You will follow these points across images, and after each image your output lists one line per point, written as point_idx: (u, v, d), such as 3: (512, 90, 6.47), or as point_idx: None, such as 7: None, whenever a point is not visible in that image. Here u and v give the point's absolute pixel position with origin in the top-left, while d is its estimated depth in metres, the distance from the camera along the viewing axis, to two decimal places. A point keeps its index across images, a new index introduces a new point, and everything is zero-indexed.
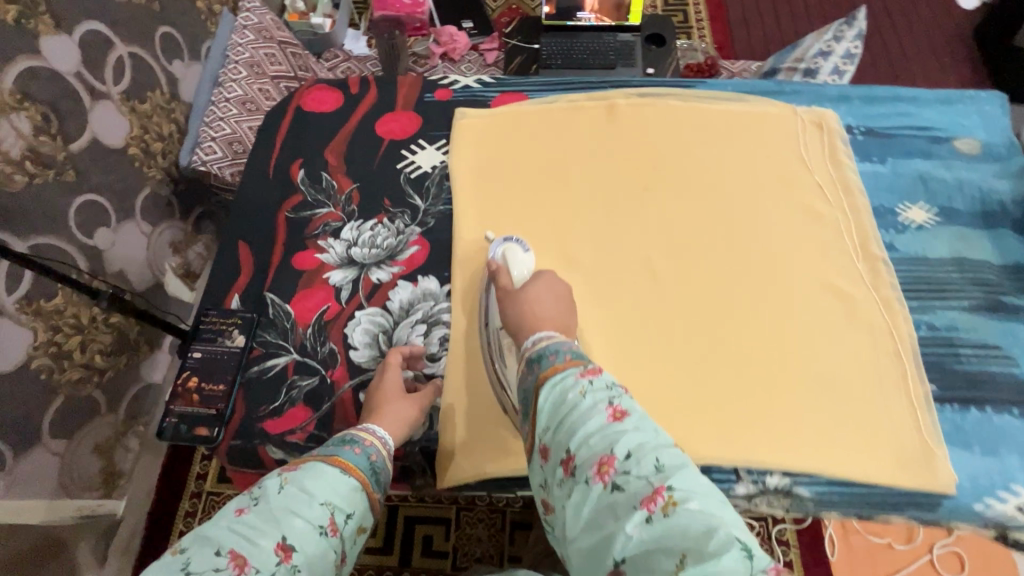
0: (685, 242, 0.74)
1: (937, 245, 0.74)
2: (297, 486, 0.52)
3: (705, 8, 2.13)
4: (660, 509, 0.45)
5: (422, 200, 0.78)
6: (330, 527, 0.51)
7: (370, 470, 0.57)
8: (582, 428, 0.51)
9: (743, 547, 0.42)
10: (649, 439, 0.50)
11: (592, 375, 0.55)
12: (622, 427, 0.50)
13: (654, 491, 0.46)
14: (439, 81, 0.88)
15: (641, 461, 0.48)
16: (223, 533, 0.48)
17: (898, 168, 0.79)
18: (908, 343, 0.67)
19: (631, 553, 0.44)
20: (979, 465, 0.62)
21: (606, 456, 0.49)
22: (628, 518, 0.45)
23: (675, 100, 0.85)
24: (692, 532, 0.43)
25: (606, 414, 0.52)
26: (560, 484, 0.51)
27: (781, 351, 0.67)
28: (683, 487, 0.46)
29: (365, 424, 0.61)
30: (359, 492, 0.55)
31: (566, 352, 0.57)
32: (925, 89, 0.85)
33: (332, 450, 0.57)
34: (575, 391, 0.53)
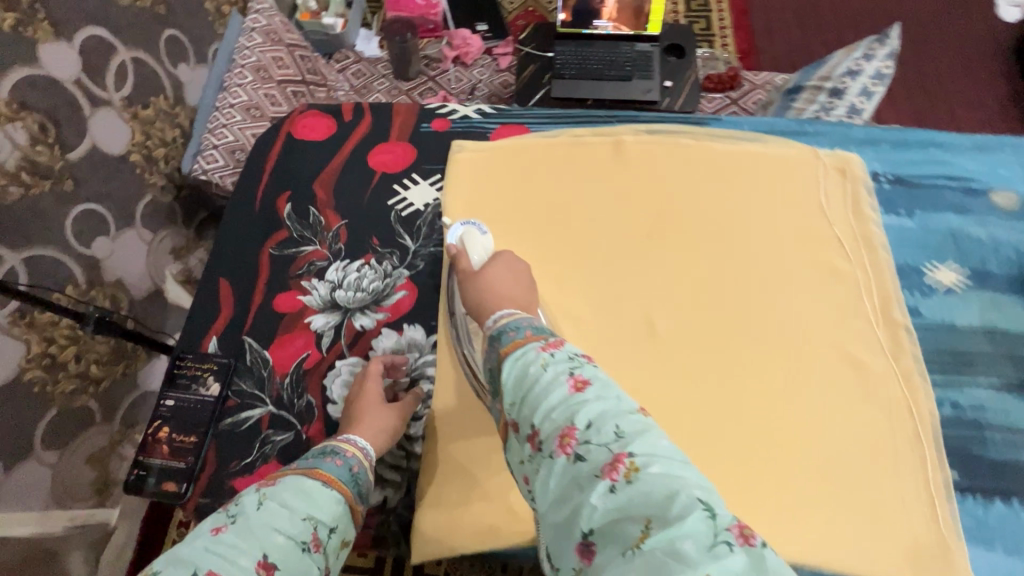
0: (690, 298, 0.69)
1: (966, 312, 0.68)
2: (276, 502, 0.49)
3: (729, 14, 2.04)
4: (624, 476, 0.42)
5: (413, 240, 0.74)
6: (312, 542, 0.49)
7: (352, 482, 0.55)
8: (544, 402, 0.48)
9: (707, 509, 0.40)
10: (613, 406, 0.47)
11: (554, 347, 0.52)
12: (583, 396, 0.47)
13: (615, 459, 0.43)
14: (437, 110, 0.83)
15: (601, 429, 0.45)
16: (200, 555, 0.45)
17: (927, 222, 0.73)
18: (928, 423, 0.62)
19: (598, 525, 0.42)
20: (1003, 567, 0.56)
21: (567, 427, 0.46)
22: (592, 489, 0.43)
23: (687, 138, 0.80)
24: (657, 498, 0.40)
25: (567, 385, 0.49)
26: (526, 460, 0.49)
27: (790, 421, 0.62)
28: (645, 451, 0.43)
29: (346, 434, 0.60)
30: (341, 505, 0.52)
31: (527, 329, 0.55)
32: (959, 135, 0.79)
33: (312, 463, 0.55)
34: (536, 364, 0.50)
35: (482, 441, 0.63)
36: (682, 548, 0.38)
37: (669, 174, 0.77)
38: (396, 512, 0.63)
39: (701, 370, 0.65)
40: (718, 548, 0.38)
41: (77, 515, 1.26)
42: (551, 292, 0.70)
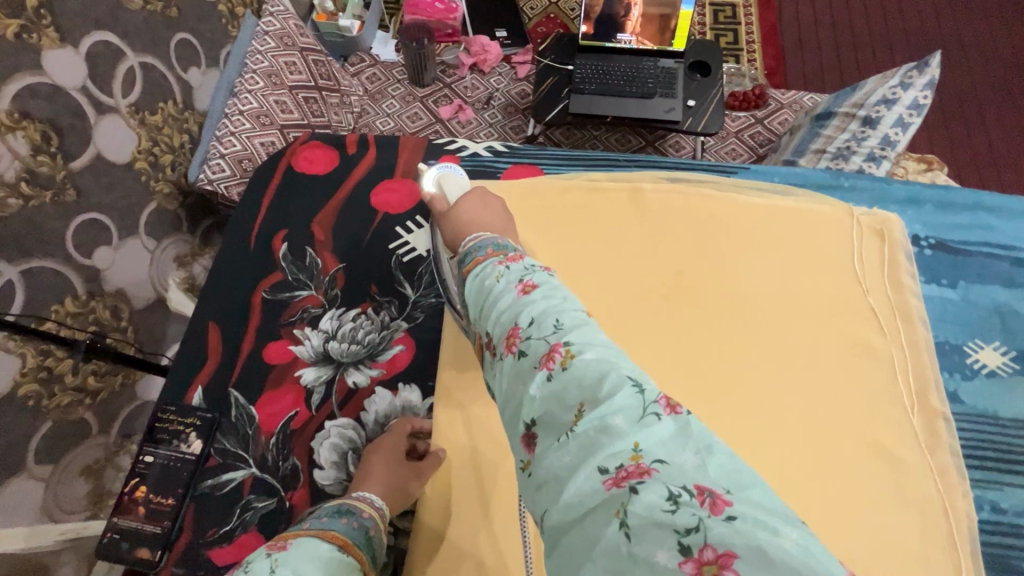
0: (709, 366, 0.64)
1: (1011, 401, 0.62)
2: (291, 569, 0.43)
3: (758, 28, 1.96)
4: (559, 363, 0.38)
5: (414, 289, 0.70)
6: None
7: (367, 546, 0.50)
8: (493, 307, 0.44)
9: (637, 384, 0.36)
10: (561, 304, 0.43)
11: (512, 261, 0.48)
12: (532, 296, 0.43)
13: (551, 348, 0.39)
14: (446, 146, 0.79)
15: (541, 323, 0.41)
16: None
17: (972, 295, 0.67)
18: (963, 526, 0.56)
19: (538, 415, 0.38)
20: None
21: (511, 326, 0.42)
22: (531, 381, 0.39)
23: (710, 188, 0.75)
24: (588, 381, 0.37)
25: (516, 291, 0.45)
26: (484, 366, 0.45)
27: (820, 502, 0.56)
28: (584, 339, 0.39)
29: (358, 493, 0.55)
30: (357, 573, 0.47)
31: (489, 247, 0.51)
32: (1008, 197, 0.73)
33: (325, 525, 0.49)
34: (490, 277, 0.47)
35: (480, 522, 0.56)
36: (613, 423, 0.34)
37: (692, 229, 0.72)
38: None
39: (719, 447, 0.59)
40: (647, 419, 0.35)
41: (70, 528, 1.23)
42: None
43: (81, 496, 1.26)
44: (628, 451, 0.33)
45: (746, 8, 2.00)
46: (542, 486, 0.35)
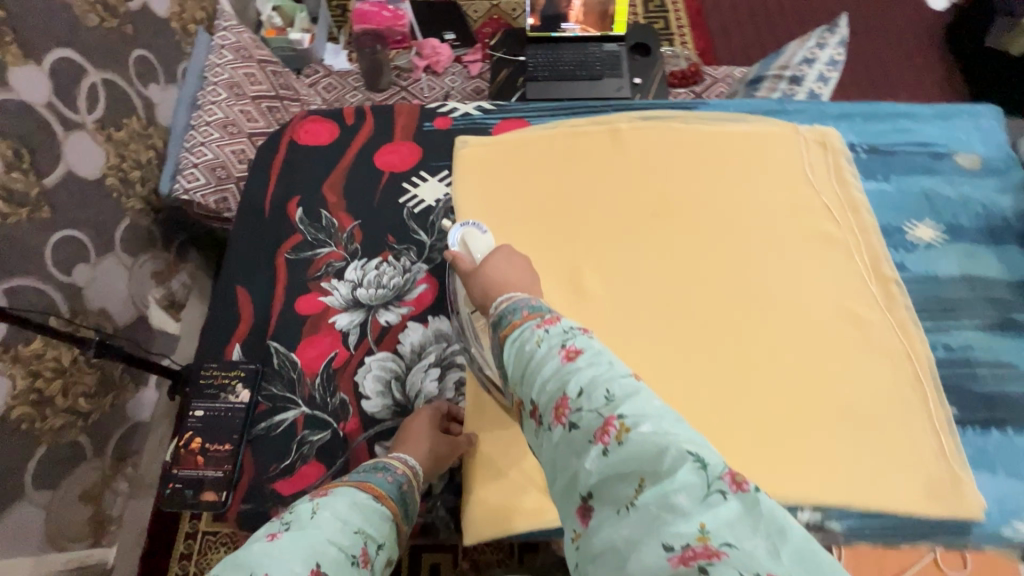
0: (700, 268, 0.73)
1: (946, 263, 0.74)
2: (329, 512, 0.51)
3: (686, 15, 2.15)
4: (615, 438, 0.41)
5: (428, 235, 0.76)
6: (362, 556, 0.49)
7: (400, 499, 0.56)
8: (540, 376, 0.47)
9: (699, 462, 0.39)
10: (609, 369, 0.46)
11: (550, 323, 0.50)
12: (578, 364, 0.46)
13: (605, 423, 0.42)
14: (438, 109, 0.85)
15: (592, 394, 0.44)
16: (257, 557, 0.45)
17: (903, 185, 0.79)
18: (926, 365, 0.67)
19: (595, 487, 0.41)
20: (1005, 488, 0.61)
21: (560, 398, 0.45)
22: (586, 455, 0.42)
23: (677, 122, 0.84)
24: (647, 456, 0.39)
25: (560, 357, 0.47)
26: (530, 434, 0.48)
27: (806, 366, 0.67)
28: (636, 411, 0.42)
29: (396, 451, 0.61)
30: (389, 522, 0.54)
31: (525, 309, 0.53)
32: (921, 105, 0.86)
33: (362, 479, 0.56)
34: (532, 342, 0.49)
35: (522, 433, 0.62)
36: (677, 501, 0.37)
37: (666, 158, 0.81)
38: (443, 497, 0.64)
39: (715, 331, 0.69)
40: (711, 497, 0.37)
41: (73, 555, 1.18)
42: (564, 278, 0.72)
43: (82, 520, 1.19)
44: (693, 530, 0.36)
45: None
46: (598, 553, 0.39)
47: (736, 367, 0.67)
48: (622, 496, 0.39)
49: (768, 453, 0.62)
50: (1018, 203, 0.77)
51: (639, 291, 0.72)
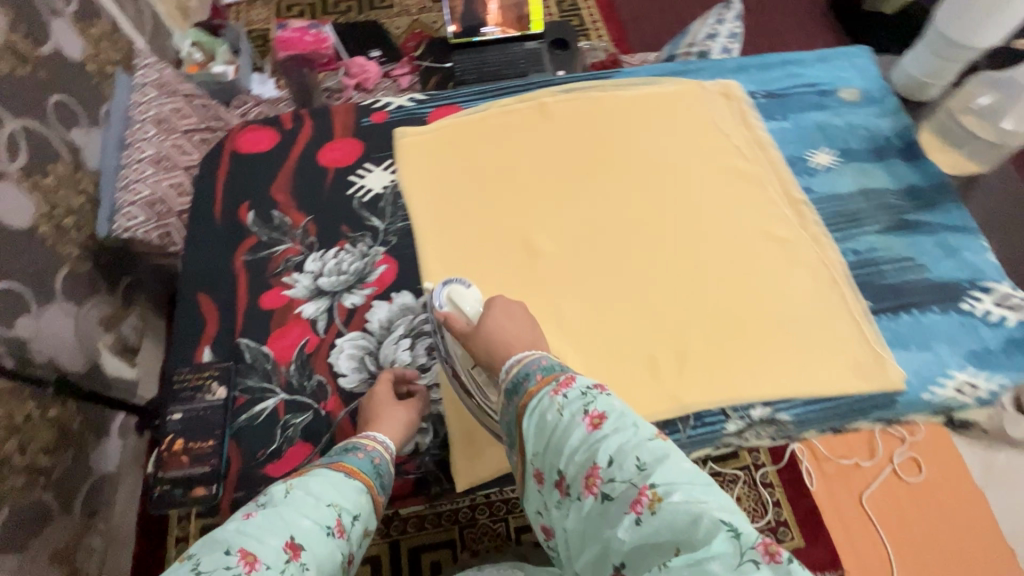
0: (636, 215, 0.80)
1: (844, 181, 0.84)
2: (301, 490, 0.55)
3: (597, 10, 2.29)
4: (648, 507, 0.47)
5: (381, 219, 0.79)
6: (336, 527, 0.54)
7: (375, 473, 0.60)
8: (568, 445, 0.53)
9: (731, 530, 0.44)
10: (632, 437, 0.52)
11: (566, 386, 0.57)
12: (603, 433, 0.52)
13: (638, 492, 0.48)
14: (373, 105, 0.88)
15: (623, 464, 0.50)
16: (232, 536, 0.50)
17: (799, 121, 0.89)
18: (839, 269, 0.76)
19: (628, 556, 0.47)
20: (919, 360, 0.70)
21: (590, 467, 0.51)
22: (619, 524, 0.48)
23: (597, 91, 0.90)
24: (680, 524, 0.45)
25: (585, 425, 0.53)
26: (556, 502, 0.54)
27: (740, 287, 0.75)
28: (666, 481, 0.48)
29: (364, 430, 0.64)
30: (364, 494, 0.58)
31: (538, 373, 0.59)
32: (805, 52, 0.96)
33: (336, 458, 0.60)
34: (552, 411, 0.55)
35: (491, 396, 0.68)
36: (713, 569, 0.42)
37: (589, 121, 0.87)
38: (430, 452, 0.68)
39: (657, 267, 0.76)
40: (744, 565, 0.42)
41: None
42: (515, 243, 0.78)
43: None
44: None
45: None
46: None
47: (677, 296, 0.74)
48: (658, 561, 0.45)
49: (716, 364, 0.70)
50: (896, 124, 0.88)
51: (585, 243, 0.78)
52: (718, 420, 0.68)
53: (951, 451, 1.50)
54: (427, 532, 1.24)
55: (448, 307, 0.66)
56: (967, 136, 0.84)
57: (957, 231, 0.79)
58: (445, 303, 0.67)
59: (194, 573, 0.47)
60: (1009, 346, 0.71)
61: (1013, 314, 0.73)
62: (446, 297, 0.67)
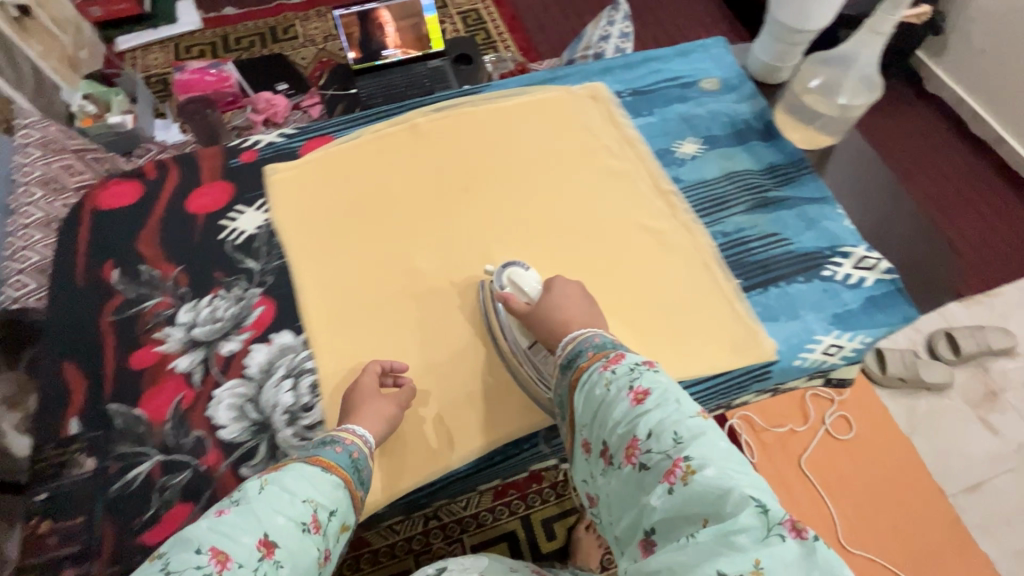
0: (515, 226, 0.82)
1: (710, 167, 0.87)
2: (276, 486, 0.57)
3: (502, 22, 2.33)
4: (681, 479, 0.53)
5: (256, 260, 0.77)
6: (312, 523, 0.56)
7: (353, 468, 0.61)
8: (612, 419, 0.59)
9: (759, 508, 0.49)
10: (672, 414, 0.57)
11: (614, 362, 0.62)
12: (645, 408, 0.58)
13: (673, 464, 0.53)
14: (242, 145, 0.87)
15: (661, 438, 0.55)
16: (205, 535, 0.53)
17: (665, 114, 0.92)
18: (709, 252, 0.79)
19: (658, 523, 0.53)
20: (789, 329, 0.74)
21: (631, 439, 0.57)
22: (653, 492, 0.54)
23: (468, 107, 0.92)
24: (710, 497, 0.50)
25: (629, 399, 0.59)
26: (599, 469, 0.60)
27: (617, 280, 0.77)
28: (701, 456, 0.53)
29: (345, 423, 0.64)
30: (341, 489, 0.59)
31: (590, 349, 0.64)
32: (665, 48, 1.00)
33: (314, 451, 0.61)
34: (601, 385, 0.60)
35: (469, 388, 0.71)
36: (738, 540, 0.48)
37: (461, 138, 0.89)
38: None
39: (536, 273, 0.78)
40: (771, 538, 0.47)
41: None
42: (397, 268, 0.78)
43: None
44: (747, 563, 0.47)
45: (487, 9, 2.36)
46: None
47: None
48: (687, 527, 0.51)
49: None
50: (754, 108, 0.93)
51: (467, 258, 0.79)
52: None
53: (880, 404, 1.58)
54: (380, 565, 1.20)
55: (508, 287, 0.72)
56: (813, 111, 0.86)
57: (815, 203, 0.84)
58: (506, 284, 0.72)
59: (164, 573, 0.51)
60: (868, 305, 0.76)
61: (871, 275, 0.78)
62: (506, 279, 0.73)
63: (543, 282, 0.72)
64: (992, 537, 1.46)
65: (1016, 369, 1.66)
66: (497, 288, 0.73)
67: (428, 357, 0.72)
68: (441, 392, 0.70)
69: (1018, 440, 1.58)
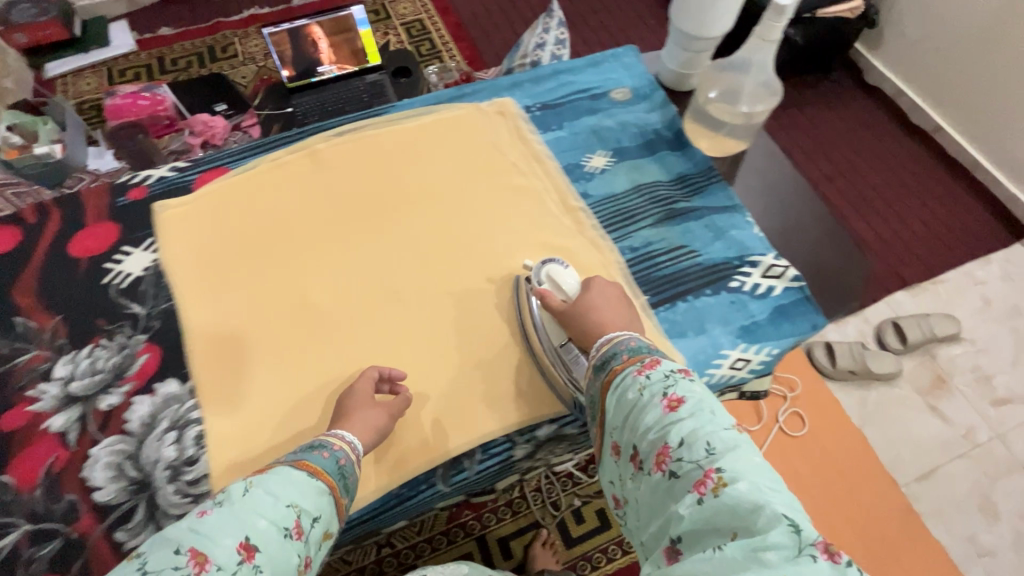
0: (420, 253, 0.79)
1: (619, 180, 0.86)
2: (261, 489, 0.54)
3: (447, 31, 2.31)
4: (712, 490, 0.50)
5: (142, 304, 0.74)
6: (295, 529, 0.53)
7: (339, 474, 0.59)
8: (643, 424, 0.57)
9: (792, 525, 0.46)
10: (705, 424, 0.55)
11: (650, 367, 0.60)
12: (677, 416, 0.56)
13: (704, 474, 0.51)
14: (130, 181, 0.83)
15: (693, 447, 0.53)
16: (185, 535, 0.50)
17: (574, 128, 0.91)
18: (616, 269, 0.78)
19: (685, 533, 0.50)
20: (696, 345, 0.72)
21: (662, 446, 0.55)
22: (681, 501, 0.52)
23: (372, 129, 0.89)
24: (740, 510, 0.48)
25: (662, 406, 0.57)
26: (628, 474, 0.58)
27: (521, 304, 0.75)
28: (733, 469, 0.51)
29: (336, 428, 0.62)
30: (325, 495, 0.57)
31: (625, 353, 0.63)
32: (575, 59, 0.99)
33: (300, 456, 0.59)
34: (634, 389, 0.59)
35: (450, 389, 0.69)
36: (767, 557, 0.45)
37: (363, 163, 0.86)
38: None
39: (439, 302, 0.75)
40: (801, 558, 0.44)
41: None
42: (295, 304, 0.74)
43: None
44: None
45: (431, 19, 2.33)
46: None
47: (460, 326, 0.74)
48: (714, 537, 0.48)
49: (502, 392, 0.69)
50: (664, 116, 0.92)
51: (367, 289, 0.76)
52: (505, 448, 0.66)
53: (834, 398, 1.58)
54: None
55: (547, 284, 0.72)
56: (718, 121, 0.86)
57: (725, 212, 0.83)
58: (544, 281, 0.72)
59: (140, 572, 0.48)
60: (775, 315, 0.75)
61: (779, 283, 0.77)
62: (545, 276, 0.73)
63: (579, 282, 0.72)
64: (944, 523, 1.43)
65: (962, 354, 1.64)
66: (536, 284, 0.73)
67: (454, 362, 0.71)
68: (435, 398, 0.69)
69: (968, 425, 1.55)
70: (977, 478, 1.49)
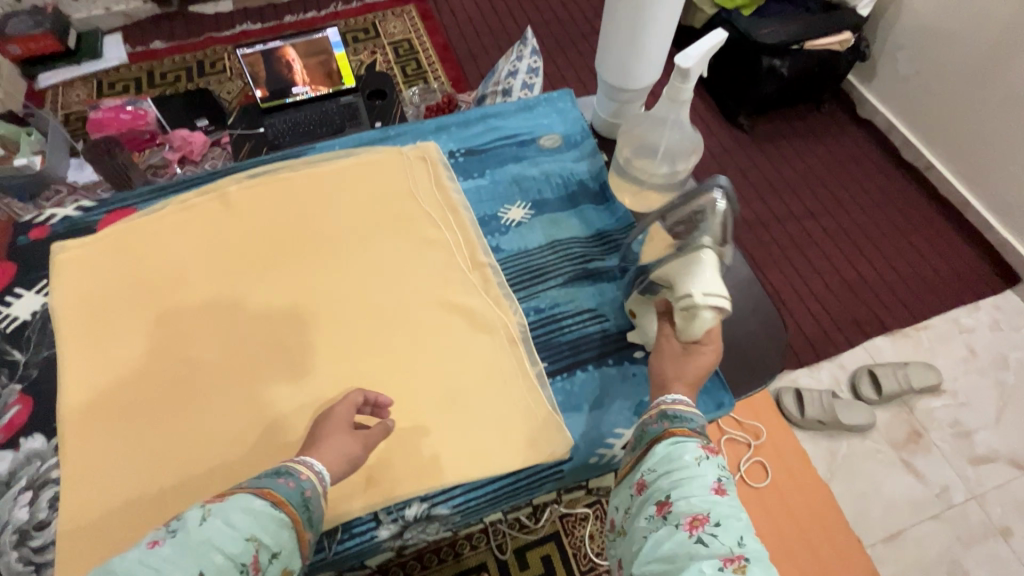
0: (315, 305, 0.76)
1: (534, 235, 0.83)
2: (220, 519, 0.47)
3: (433, 50, 2.13)
4: (734, 568, 0.46)
5: (23, 351, 0.72)
6: (252, 564, 0.47)
7: (303, 506, 0.53)
8: (685, 480, 0.52)
9: None
10: (742, 520, 0.50)
11: (710, 451, 0.56)
12: (721, 500, 0.51)
13: (733, 553, 0.47)
14: (35, 220, 0.82)
15: (728, 527, 0.49)
16: (132, 568, 0.43)
17: (496, 176, 0.88)
18: (517, 331, 0.74)
19: None
20: (589, 422, 0.70)
21: (700, 509, 0.50)
22: (699, 559, 0.47)
23: (287, 172, 0.87)
24: None
25: (711, 482, 0.52)
26: (645, 512, 0.53)
27: (411, 365, 0.72)
28: (760, 566, 0.47)
29: (303, 456, 0.58)
30: (287, 529, 0.50)
31: (695, 424, 0.58)
32: (507, 102, 0.96)
33: (263, 483, 0.52)
34: (691, 454, 0.54)
35: (429, 428, 0.67)
36: None
37: (273, 206, 0.84)
38: None
39: (327, 362, 0.72)
40: None
41: None
42: (175, 358, 0.71)
43: None
44: None
45: (419, 39, 2.16)
46: None
47: (330, 402, 0.68)
48: None
49: (369, 464, 0.65)
50: (592, 166, 0.89)
51: (253, 344, 0.73)
52: (367, 528, 0.63)
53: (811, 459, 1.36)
54: None
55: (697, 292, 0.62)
56: (638, 177, 0.82)
57: None
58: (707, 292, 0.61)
59: None
60: None
61: None
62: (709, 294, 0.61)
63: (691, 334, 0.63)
64: None
65: (942, 407, 1.44)
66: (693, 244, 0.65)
67: (436, 405, 0.69)
68: (431, 430, 0.67)
69: (943, 483, 1.35)
70: (950, 543, 1.29)
